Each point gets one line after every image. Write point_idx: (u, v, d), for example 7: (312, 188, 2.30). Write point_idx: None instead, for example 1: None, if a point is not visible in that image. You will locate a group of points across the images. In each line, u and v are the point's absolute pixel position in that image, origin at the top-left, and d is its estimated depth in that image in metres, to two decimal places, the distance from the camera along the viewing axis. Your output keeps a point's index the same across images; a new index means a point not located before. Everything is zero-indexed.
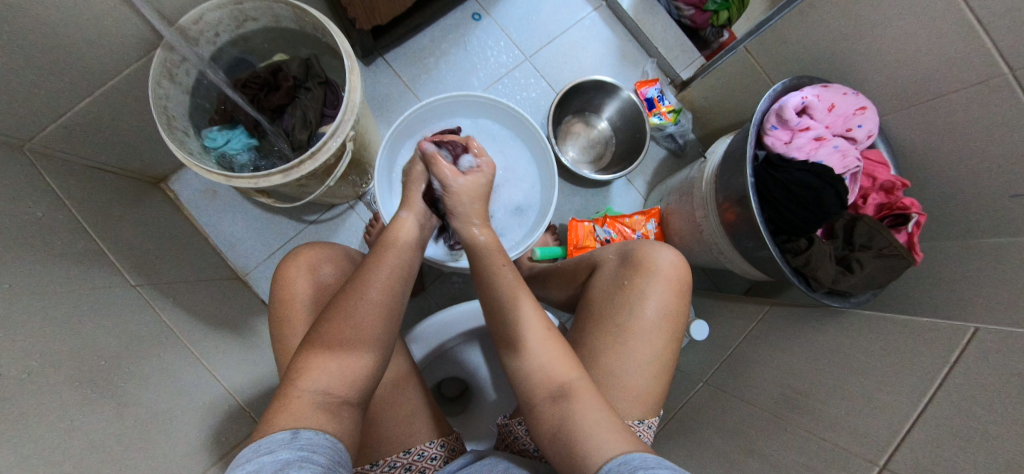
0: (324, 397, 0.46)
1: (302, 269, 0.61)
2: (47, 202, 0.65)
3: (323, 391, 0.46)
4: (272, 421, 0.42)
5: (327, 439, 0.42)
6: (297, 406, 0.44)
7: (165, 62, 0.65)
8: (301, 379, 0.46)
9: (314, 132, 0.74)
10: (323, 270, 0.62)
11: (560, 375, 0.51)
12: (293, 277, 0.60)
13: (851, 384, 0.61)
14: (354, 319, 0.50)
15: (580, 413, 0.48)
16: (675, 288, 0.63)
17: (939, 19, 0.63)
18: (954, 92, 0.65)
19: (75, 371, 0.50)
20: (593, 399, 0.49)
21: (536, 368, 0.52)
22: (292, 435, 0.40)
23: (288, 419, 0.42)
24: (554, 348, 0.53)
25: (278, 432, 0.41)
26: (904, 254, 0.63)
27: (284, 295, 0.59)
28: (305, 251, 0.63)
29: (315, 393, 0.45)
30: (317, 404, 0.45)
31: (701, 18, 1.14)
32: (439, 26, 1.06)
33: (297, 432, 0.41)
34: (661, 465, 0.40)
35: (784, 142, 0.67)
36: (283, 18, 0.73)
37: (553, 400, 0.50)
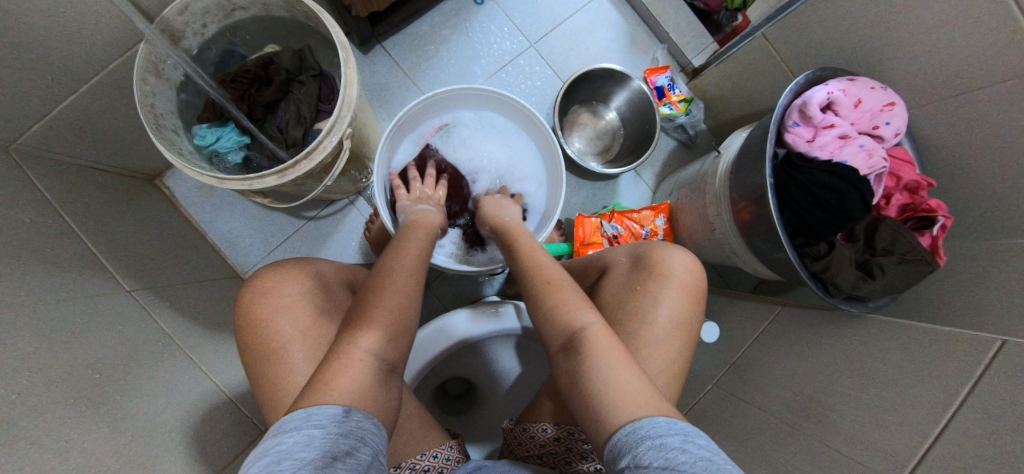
0: (379, 362, 0.45)
1: (268, 290, 0.55)
2: (34, 207, 0.62)
3: (379, 358, 0.46)
4: (328, 386, 0.41)
5: (374, 425, 0.41)
6: (355, 369, 0.43)
7: (150, 57, 0.61)
8: (358, 338, 0.46)
9: (309, 129, 0.71)
10: (287, 289, 0.56)
11: (570, 324, 0.51)
12: (257, 300, 0.54)
13: (868, 395, 0.59)
14: (392, 289, 0.51)
15: (592, 364, 0.46)
16: (688, 294, 0.61)
17: (977, 8, 0.59)
18: (989, 86, 0.61)
19: (69, 388, 0.48)
20: (606, 347, 0.48)
21: (552, 323, 0.53)
22: (343, 413, 0.39)
23: (345, 385, 0.42)
24: (568, 299, 0.54)
25: (330, 404, 0.40)
26: (928, 259, 0.60)
27: (250, 324, 0.53)
28: (271, 271, 0.57)
29: (374, 357, 0.45)
30: (374, 369, 0.45)
31: (713, 2, 1.09)
32: (439, 11, 1.01)
33: (348, 411, 0.40)
34: (671, 432, 0.38)
35: (806, 140, 0.63)
36: (274, 7, 0.69)
37: (566, 351, 0.50)
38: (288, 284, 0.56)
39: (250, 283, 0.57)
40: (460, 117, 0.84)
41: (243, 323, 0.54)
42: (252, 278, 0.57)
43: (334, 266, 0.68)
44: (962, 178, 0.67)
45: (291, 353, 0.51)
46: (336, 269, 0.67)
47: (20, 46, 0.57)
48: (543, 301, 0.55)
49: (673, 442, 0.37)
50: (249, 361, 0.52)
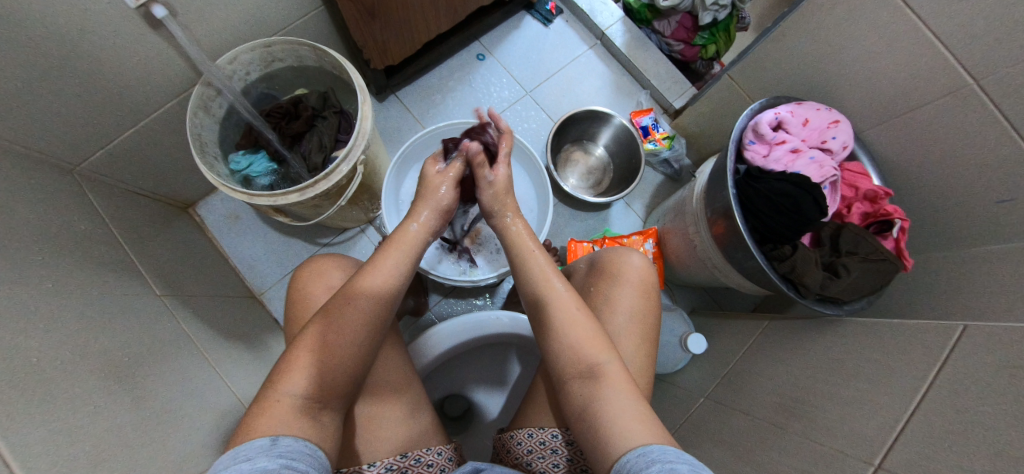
0: (303, 401, 0.47)
1: (318, 273, 0.66)
2: (90, 218, 0.72)
3: (302, 396, 0.48)
4: (252, 428, 0.43)
5: (305, 446, 0.44)
6: (276, 409, 0.45)
7: (202, 96, 0.74)
8: (281, 383, 0.48)
9: (328, 156, 0.82)
10: (329, 276, 0.65)
11: (589, 359, 0.54)
12: (308, 281, 0.65)
13: (846, 389, 0.60)
14: (337, 329, 0.52)
15: (607, 400, 0.50)
16: (641, 290, 0.65)
17: (899, 40, 0.68)
18: (927, 104, 0.69)
19: (102, 362, 0.54)
20: (620, 386, 0.52)
21: (568, 353, 0.56)
22: (271, 442, 0.42)
23: (268, 424, 0.44)
24: (584, 331, 0.56)
25: (256, 439, 0.42)
26: (890, 258, 0.65)
27: (298, 297, 0.64)
28: (323, 259, 0.68)
29: (293, 397, 0.47)
30: (297, 407, 0.46)
31: (690, 52, 1.22)
32: (446, 66, 1.16)
33: (276, 439, 0.42)
34: (678, 460, 0.42)
35: (762, 156, 0.70)
36: (306, 58, 0.83)
37: (582, 381, 0.53)
38: (330, 274, 0.65)
39: (303, 267, 0.67)
40: None
41: (292, 297, 0.65)
42: (306, 262, 0.68)
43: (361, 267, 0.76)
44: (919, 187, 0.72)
45: None
46: None
47: (99, 86, 0.70)
48: (560, 332, 0.57)
49: (680, 468, 0.41)
50: (292, 332, 0.63)
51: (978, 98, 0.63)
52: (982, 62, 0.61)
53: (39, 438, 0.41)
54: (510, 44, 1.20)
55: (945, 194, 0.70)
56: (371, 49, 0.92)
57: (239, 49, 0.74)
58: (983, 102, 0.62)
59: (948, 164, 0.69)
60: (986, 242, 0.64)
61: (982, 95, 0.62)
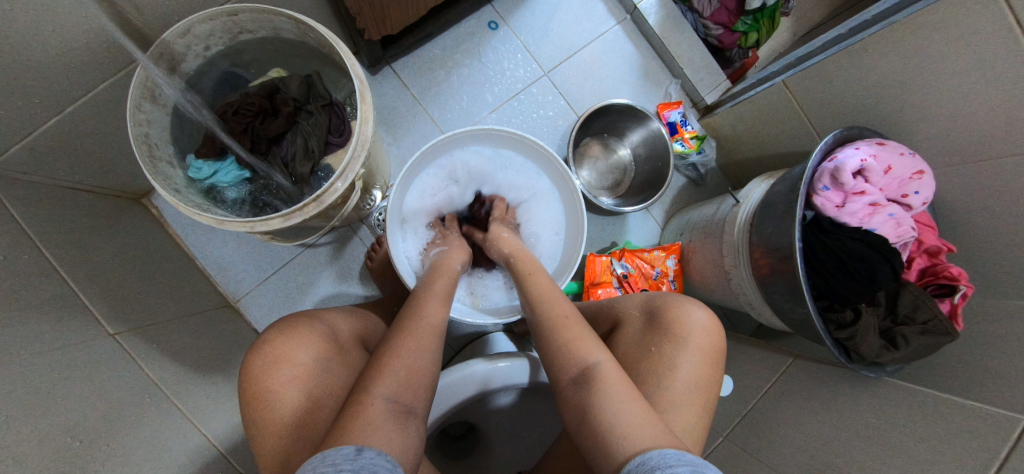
0: (394, 405, 0.46)
1: (275, 359, 0.52)
2: (8, 240, 0.56)
3: (391, 401, 0.46)
4: (346, 428, 0.42)
5: (388, 461, 0.41)
6: (371, 414, 0.44)
7: (145, 83, 0.56)
8: (372, 387, 0.47)
9: (317, 163, 0.66)
10: (297, 355, 0.53)
11: (583, 356, 0.53)
12: (264, 372, 0.51)
13: (888, 466, 0.58)
14: (411, 335, 0.53)
15: (604, 402, 0.47)
16: (706, 353, 0.60)
17: (998, 82, 0.59)
18: (1011, 158, 0.60)
19: (45, 460, 0.43)
20: (615, 380, 0.49)
21: (563, 354, 0.55)
22: (357, 451, 0.40)
23: (362, 429, 0.42)
24: (581, 336, 0.56)
25: (344, 445, 0.40)
26: (949, 330, 0.59)
27: (252, 399, 0.50)
28: (279, 334, 0.55)
29: (385, 402, 0.46)
30: (388, 413, 0.45)
31: (729, 39, 1.08)
32: (452, 34, 0.98)
33: (361, 448, 0.40)
34: (680, 462, 0.39)
35: (835, 205, 0.62)
36: (284, 32, 0.64)
37: (577, 384, 0.51)
38: (298, 348, 0.54)
39: (252, 353, 0.53)
40: (479, 154, 0.80)
41: (247, 401, 0.51)
42: (256, 345, 0.55)
43: (346, 319, 0.67)
44: (978, 240, 0.67)
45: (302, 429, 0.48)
46: (349, 322, 0.67)
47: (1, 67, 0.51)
48: (555, 334, 0.57)
49: (684, 472, 0.37)
50: (252, 438, 0.49)
51: None
52: None
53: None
54: (528, 10, 1.01)
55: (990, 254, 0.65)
56: (367, 18, 0.74)
57: (194, 18, 0.56)
58: None
59: (1012, 221, 0.62)
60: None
61: None
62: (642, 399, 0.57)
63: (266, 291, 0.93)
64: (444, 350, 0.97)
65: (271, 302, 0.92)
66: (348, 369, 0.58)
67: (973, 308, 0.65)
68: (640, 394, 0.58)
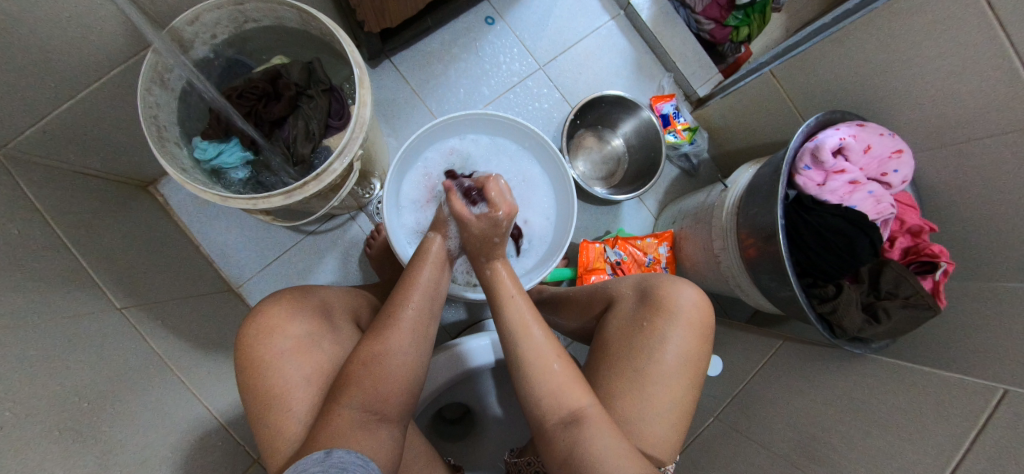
0: (362, 413, 0.50)
1: (270, 330, 0.54)
2: (24, 217, 0.59)
3: (360, 410, 0.50)
4: (317, 436, 0.47)
5: (359, 458, 0.45)
6: (339, 424, 0.48)
7: (156, 67, 0.59)
8: (342, 398, 0.50)
9: (318, 146, 0.68)
10: (288, 329, 0.55)
11: (570, 402, 0.52)
12: (258, 341, 0.53)
13: (871, 438, 0.59)
14: (384, 342, 0.55)
15: (594, 448, 0.48)
16: (696, 329, 0.61)
17: (973, 64, 0.61)
18: (989, 137, 0.62)
19: (55, 418, 0.45)
20: (604, 425, 0.50)
21: (548, 399, 0.53)
22: (325, 454, 0.44)
23: (331, 437, 0.46)
24: (565, 377, 0.53)
25: (314, 452, 0.44)
26: (930, 303, 0.61)
27: (250, 362, 0.53)
28: (272, 308, 0.57)
29: (353, 411, 0.49)
30: (356, 421, 0.49)
31: (721, 33, 1.10)
32: (450, 29, 1.01)
33: (330, 451, 0.44)
34: None
35: (817, 184, 0.64)
36: (288, 21, 0.67)
37: (566, 428, 0.50)
38: (291, 322, 0.56)
39: (249, 321, 0.56)
40: (474, 141, 0.83)
41: (243, 366, 0.53)
42: (252, 313, 0.57)
43: (342, 296, 0.70)
44: (959, 220, 0.68)
45: (292, 401, 0.51)
46: (342, 298, 0.69)
47: (20, 49, 0.54)
48: (537, 376, 0.54)
49: None
50: (248, 398, 0.52)
51: None
52: None
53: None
54: (523, 6, 1.04)
55: (970, 233, 0.67)
56: (367, 10, 0.77)
57: (202, 6, 0.58)
58: None
59: (993, 199, 0.63)
60: (1003, 282, 0.61)
61: None
62: (632, 372, 0.59)
63: (268, 277, 0.95)
64: (441, 336, 0.99)
65: (272, 287, 0.95)
66: (341, 343, 0.60)
67: (955, 286, 0.67)
68: (630, 366, 0.59)
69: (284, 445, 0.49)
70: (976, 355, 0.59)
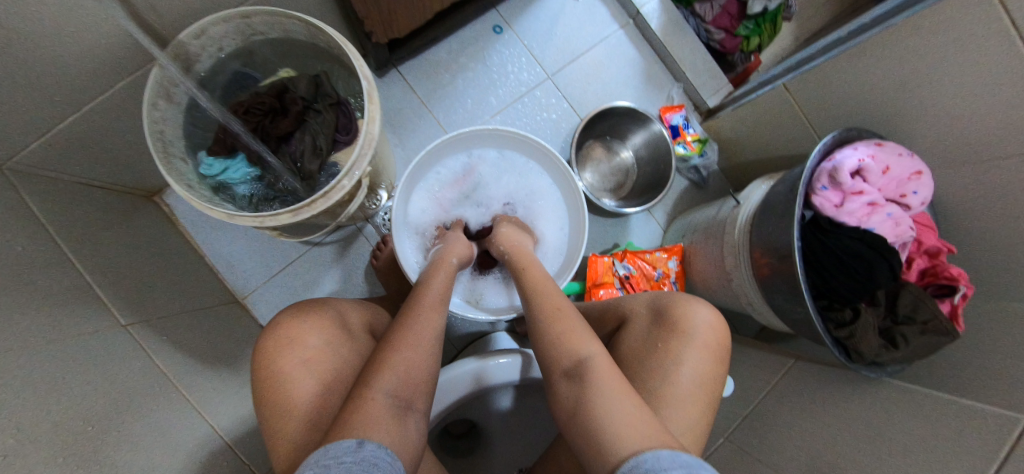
0: (394, 400, 0.47)
1: (286, 343, 0.54)
2: (26, 232, 0.58)
3: (391, 396, 0.47)
4: (348, 421, 0.44)
5: (389, 454, 0.42)
6: (372, 408, 0.45)
7: (162, 82, 0.58)
8: (375, 382, 0.48)
9: (326, 161, 0.67)
10: (305, 341, 0.55)
11: (574, 347, 0.53)
12: (277, 353, 0.53)
13: (888, 465, 0.58)
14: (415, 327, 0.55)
15: (597, 395, 0.47)
16: (712, 350, 0.60)
17: (997, 83, 0.59)
18: (1012, 158, 0.60)
19: (58, 444, 0.44)
20: (607, 374, 0.49)
21: (554, 349, 0.55)
22: (358, 444, 0.41)
23: (363, 422, 0.43)
24: (571, 329, 0.56)
25: (345, 439, 0.41)
26: (950, 331, 0.59)
27: (259, 385, 0.52)
28: (289, 319, 0.57)
29: (385, 396, 0.47)
30: (389, 408, 0.46)
31: (731, 43, 1.09)
32: (458, 38, 1.00)
33: (362, 442, 0.42)
34: (676, 465, 0.38)
35: (834, 205, 0.63)
36: (295, 34, 0.66)
37: (569, 378, 0.51)
38: (308, 334, 0.56)
39: (262, 338, 0.55)
40: (483, 156, 0.82)
41: (252, 385, 0.52)
42: (267, 329, 0.56)
43: (353, 310, 0.69)
44: (978, 241, 0.67)
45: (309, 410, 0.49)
46: (356, 311, 0.68)
47: (25, 65, 0.53)
48: (547, 328, 0.57)
49: None
50: (257, 420, 0.51)
51: None
52: None
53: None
54: (532, 15, 1.03)
55: (988, 255, 0.65)
56: (375, 21, 0.76)
57: (208, 20, 0.58)
58: None
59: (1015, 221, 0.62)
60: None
61: None
62: (646, 394, 0.57)
63: (273, 288, 0.94)
64: (447, 349, 0.98)
65: (278, 299, 0.94)
66: (355, 354, 0.59)
67: (974, 309, 0.65)
68: (645, 388, 0.58)
69: (298, 455, 0.46)
70: (999, 383, 0.57)
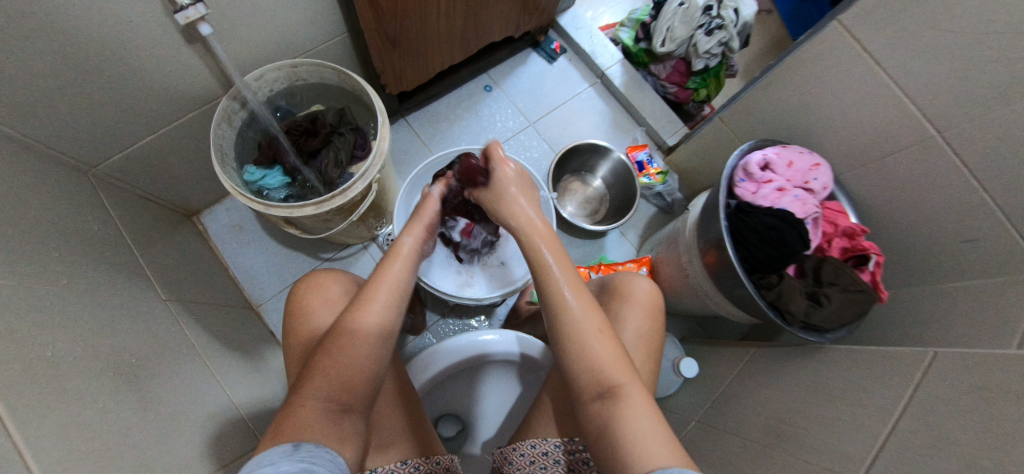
0: (327, 405, 0.47)
1: (314, 287, 0.66)
2: (101, 220, 0.73)
3: (324, 400, 0.47)
4: (279, 429, 0.44)
5: (328, 453, 0.43)
6: (302, 415, 0.45)
7: (227, 109, 0.77)
8: (306, 388, 0.47)
9: (345, 172, 0.85)
10: (328, 289, 0.66)
11: (608, 377, 0.49)
12: (305, 293, 0.65)
13: (827, 410, 0.64)
14: (354, 330, 0.51)
15: (629, 422, 0.46)
16: (649, 311, 0.70)
17: (868, 94, 0.76)
18: (893, 153, 0.78)
19: (113, 363, 0.55)
20: (640, 402, 0.48)
21: (586, 370, 0.50)
22: (293, 448, 0.42)
23: (294, 429, 0.44)
24: (604, 347, 0.51)
25: (279, 445, 0.42)
26: (868, 290, 0.69)
27: (294, 310, 0.64)
28: (318, 273, 0.69)
29: (317, 403, 0.46)
30: (321, 412, 0.46)
31: (683, 94, 1.31)
32: (455, 95, 1.23)
33: (298, 445, 0.42)
34: None
35: (751, 192, 0.77)
36: (329, 80, 0.86)
37: (599, 400, 0.49)
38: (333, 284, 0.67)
39: (302, 279, 0.68)
40: None
41: (289, 314, 0.64)
42: (306, 275, 0.69)
43: None
44: (899, 224, 0.81)
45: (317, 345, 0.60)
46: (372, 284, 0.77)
47: (131, 96, 0.73)
48: (579, 346, 0.51)
49: None
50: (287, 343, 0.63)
51: (940, 148, 0.71)
52: (948, 118, 0.69)
53: (41, 434, 0.40)
54: (516, 78, 1.28)
55: (909, 234, 0.79)
56: (388, 75, 0.98)
57: (266, 67, 0.78)
58: (946, 152, 0.70)
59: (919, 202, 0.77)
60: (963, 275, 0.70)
61: (945, 145, 0.70)
62: None
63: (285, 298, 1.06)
64: None
65: None
66: None
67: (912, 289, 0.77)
68: None
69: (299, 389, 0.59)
70: (928, 334, 0.67)
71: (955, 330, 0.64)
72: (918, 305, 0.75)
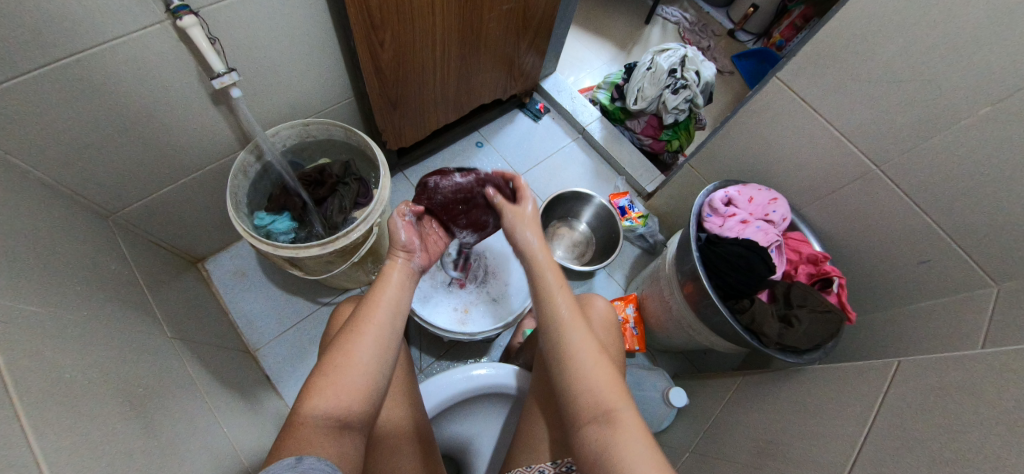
0: (327, 421, 0.50)
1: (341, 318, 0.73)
2: (118, 262, 0.79)
3: (324, 416, 0.50)
4: (283, 446, 0.47)
5: (327, 465, 0.45)
6: (303, 432, 0.48)
7: (244, 162, 0.85)
8: (306, 405, 0.50)
9: (348, 217, 0.92)
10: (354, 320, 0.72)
11: (605, 405, 0.51)
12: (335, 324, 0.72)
13: (809, 425, 0.67)
14: (349, 348, 0.53)
15: (624, 449, 0.47)
16: (604, 325, 0.75)
17: (812, 136, 0.87)
18: (843, 188, 0.87)
19: (124, 388, 0.57)
20: (636, 430, 0.49)
21: (586, 396, 0.52)
22: (296, 461, 0.44)
23: (297, 445, 0.47)
24: (604, 377, 0.53)
25: (285, 459, 0.44)
26: (833, 309, 0.75)
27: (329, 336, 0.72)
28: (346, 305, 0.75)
29: (317, 420, 0.49)
30: (321, 428, 0.49)
31: (658, 146, 1.44)
32: (449, 150, 1.34)
33: (301, 458, 0.44)
34: None
35: (718, 225, 0.85)
36: (336, 137, 0.96)
37: (596, 427, 0.50)
38: None
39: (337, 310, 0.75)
40: None
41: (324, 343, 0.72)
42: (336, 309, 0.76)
43: None
44: (860, 250, 0.89)
45: None
46: None
47: (159, 150, 0.82)
48: (579, 375, 0.53)
49: None
50: None
51: (882, 179, 0.80)
52: (880, 154, 0.79)
53: (55, 442, 0.43)
54: (505, 135, 1.40)
55: (870, 258, 0.86)
56: (389, 133, 1.09)
57: (281, 126, 0.88)
58: (886, 181, 0.80)
59: (874, 229, 0.85)
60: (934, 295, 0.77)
61: (885, 177, 0.80)
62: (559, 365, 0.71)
63: (282, 342, 1.08)
64: None
65: (286, 352, 1.07)
66: None
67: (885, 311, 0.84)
68: None
69: None
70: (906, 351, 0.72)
71: (923, 342, 0.69)
72: (894, 326, 0.80)
